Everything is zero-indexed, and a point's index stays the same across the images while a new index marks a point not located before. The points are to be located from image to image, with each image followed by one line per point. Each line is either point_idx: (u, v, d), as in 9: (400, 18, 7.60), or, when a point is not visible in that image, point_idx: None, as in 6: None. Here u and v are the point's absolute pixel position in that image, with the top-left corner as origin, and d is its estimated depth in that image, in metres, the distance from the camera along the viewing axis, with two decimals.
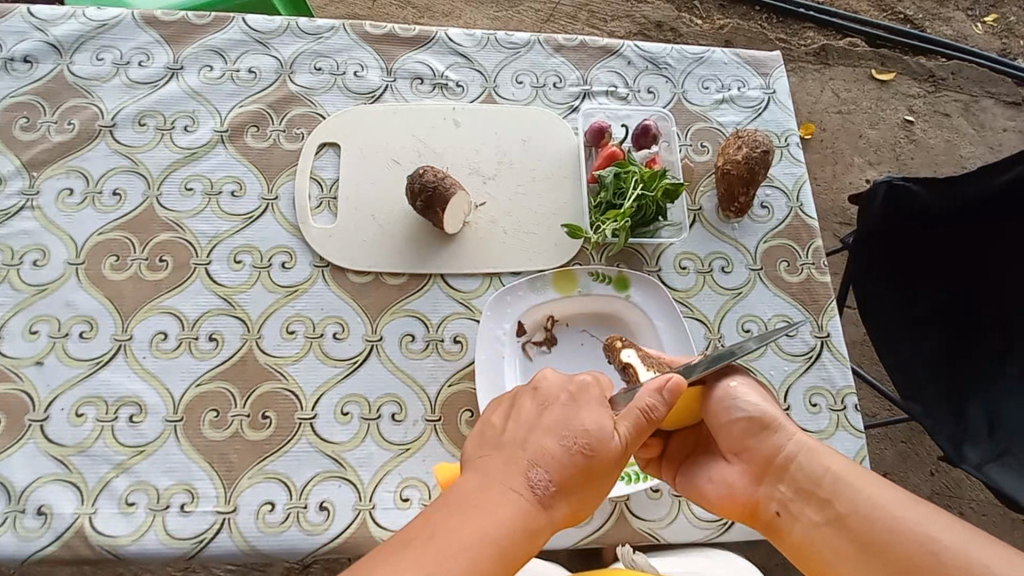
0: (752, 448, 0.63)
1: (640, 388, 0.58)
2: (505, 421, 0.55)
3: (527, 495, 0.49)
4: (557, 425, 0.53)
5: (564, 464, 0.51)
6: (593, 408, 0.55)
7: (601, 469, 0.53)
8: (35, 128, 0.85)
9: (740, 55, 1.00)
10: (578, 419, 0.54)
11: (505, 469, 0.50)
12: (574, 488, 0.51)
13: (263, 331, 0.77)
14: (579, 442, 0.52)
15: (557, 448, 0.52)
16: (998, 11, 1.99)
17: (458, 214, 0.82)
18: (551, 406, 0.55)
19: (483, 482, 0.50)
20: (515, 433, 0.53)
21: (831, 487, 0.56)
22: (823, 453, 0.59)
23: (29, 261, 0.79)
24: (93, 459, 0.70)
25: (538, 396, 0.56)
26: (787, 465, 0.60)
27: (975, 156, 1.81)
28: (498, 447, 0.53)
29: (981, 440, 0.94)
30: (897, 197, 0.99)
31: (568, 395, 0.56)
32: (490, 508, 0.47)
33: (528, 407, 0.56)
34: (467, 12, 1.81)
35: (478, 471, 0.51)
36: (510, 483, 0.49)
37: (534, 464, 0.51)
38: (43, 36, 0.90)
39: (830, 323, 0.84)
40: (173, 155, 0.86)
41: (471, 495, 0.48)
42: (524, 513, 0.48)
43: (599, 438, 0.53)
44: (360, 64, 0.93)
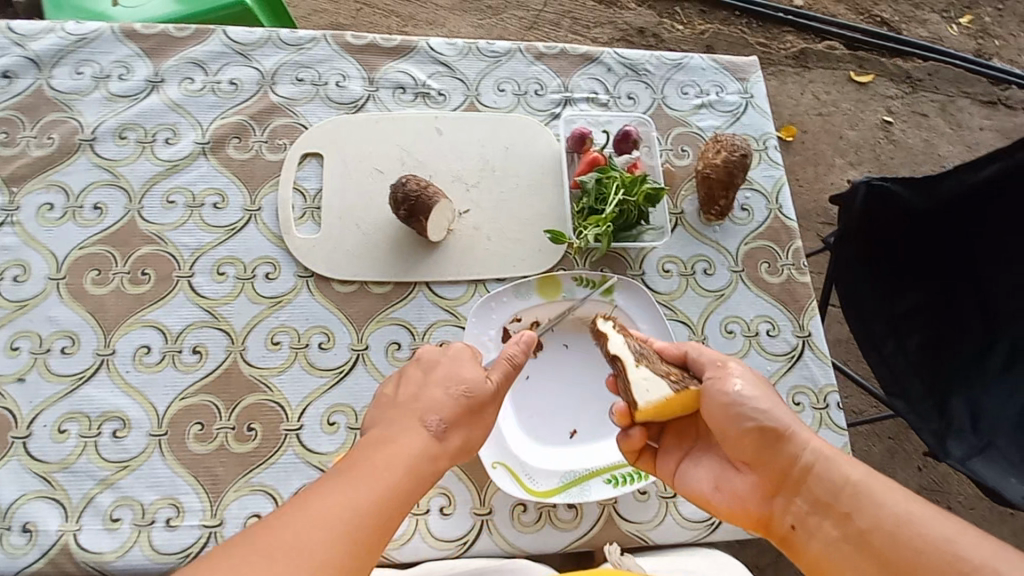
0: (765, 459, 0.61)
1: (507, 346, 0.68)
2: (396, 389, 0.63)
3: (420, 436, 0.57)
4: (442, 377, 0.63)
5: (451, 408, 0.60)
6: (469, 363, 0.65)
7: (480, 408, 0.63)
8: (14, 143, 0.85)
9: (718, 61, 1.01)
10: (458, 371, 0.64)
11: (400, 420, 0.59)
12: (458, 426, 0.61)
13: (247, 343, 0.77)
14: (460, 388, 0.62)
15: (442, 396, 0.61)
16: (971, 13, 2.03)
17: (441, 222, 0.82)
18: (431, 369, 0.64)
19: (382, 437, 0.57)
20: (404, 398, 0.62)
21: (850, 498, 0.54)
22: (841, 462, 0.57)
23: (8, 277, 0.78)
24: (76, 475, 0.69)
25: (423, 360, 0.65)
26: (805, 477, 0.58)
27: (952, 155, 1.85)
28: (390, 409, 0.61)
29: (964, 435, 0.96)
30: (876, 200, 1.01)
31: (446, 355, 0.66)
32: (386, 455, 0.54)
33: (413, 373, 0.65)
34: (451, 20, 1.82)
35: (378, 430, 0.58)
36: (401, 432, 0.58)
37: (426, 413, 0.59)
38: (21, 51, 0.89)
39: (812, 322, 0.85)
40: (154, 168, 0.85)
41: (369, 448, 0.55)
42: (420, 448, 0.56)
43: (476, 382, 0.63)
44: (342, 74, 0.94)
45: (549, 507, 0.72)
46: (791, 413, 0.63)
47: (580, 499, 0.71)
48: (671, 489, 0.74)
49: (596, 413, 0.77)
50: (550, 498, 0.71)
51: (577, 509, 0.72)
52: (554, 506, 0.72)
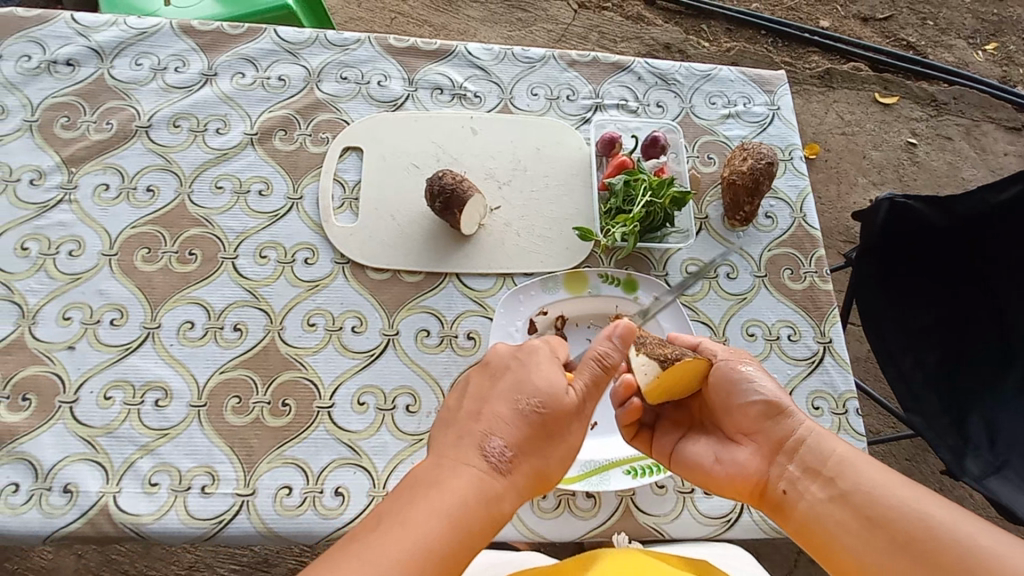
0: (764, 430, 0.67)
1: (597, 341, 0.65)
2: (460, 400, 0.62)
3: (483, 462, 0.56)
4: (509, 391, 0.60)
5: (517, 427, 0.58)
6: (542, 369, 0.62)
7: (552, 428, 0.60)
8: (75, 127, 0.90)
9: (745, 73, 1.04)
10: (528, 382, 0.60)
11: (465, 440, 0.57)
12: (527, 447, 0.58)
13: (285, 323, 0.80)
14: (531, 403, 0.59)
15: (508, 413, 0.59)
16: (998, 39, 2.04)
17: (474, 217, 0.86)
18: (499, 377, 0.62)
19: (446, 458, 0.56)
20: (470, 411, 0.60)
21: (836, 466, 0.61)
22: (830, 438, 0.64)
23: (64, 251, 0.82)
24: (119, 440, 0.72)
25: (489, 369, 0.63)
26: (797, 446, 0.64)
27: (977, 179, 1.85)
28: (456, 424, 0.60)
29: (981, 453, 0.96)
30: (898, 215, 1.02)
31: (514, 363, 0.63)
32: (448, 483, 0.53)
33: (479, 384, 0.63)
34: (482, 31, 1.88)
35: (442, 448, 0.57)
36: (467, 456, 0.56)
37: (490, 432, 0.57)
38: (86, 42, 0.95)
39: (832, 329, 0.86)
40: (204, 155, 0.90)
41: (431, 472, 0.55)
42: (484, 472, 0.55)
43: (549, 396, 0.60)
44: (383, 74, 0.98)
45: (568, 494, 0.74)
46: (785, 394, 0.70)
47: (598, 488, 0.73)
48: (688, 485, 0.76)
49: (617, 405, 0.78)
50: (569, 485, 0.72)
51: (596, 498, 0.74)
52: (573, 494, 0.74)
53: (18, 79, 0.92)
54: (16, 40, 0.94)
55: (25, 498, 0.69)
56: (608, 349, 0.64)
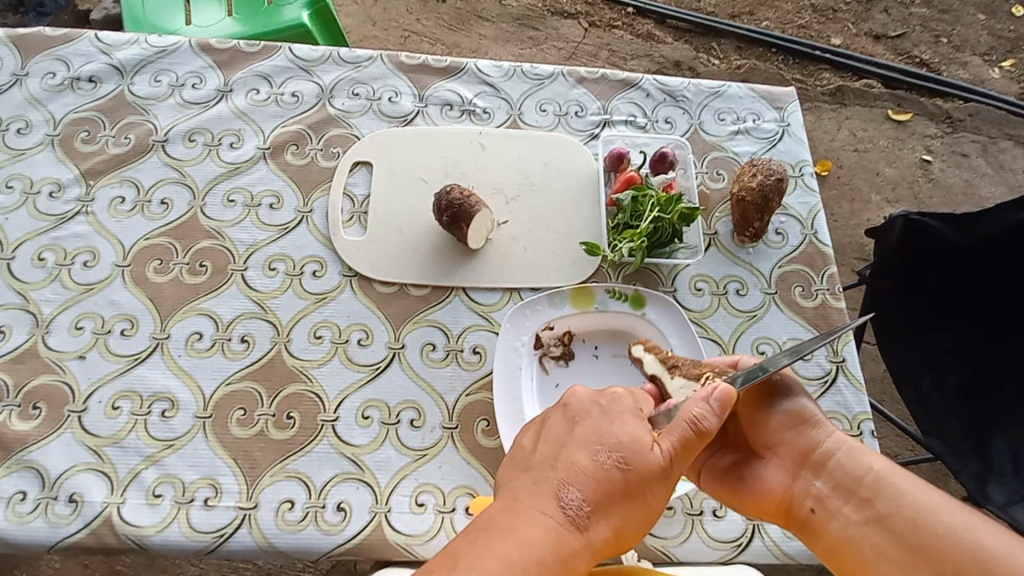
0: (788, 442, 0.65)
1: (690, 399, 0.58)
2: (536, 441, 0.58)
3: (559, 515, 0.52)
4: (589, 440, 0.56)
5: (598, 481, 0.54)
6: (628, 421, 0.57)
7: (637, 488, 0.54)
8: (95, 141, 0.92)
9: (755, 90, 1.04)
10: (611, 433, 0.56)
11: (540, 491, 0.53)
12: (607, 507, 0.53)
13: (292, 335, 0.81)
14: (614, 458, 0.55)
15: (589, 465, 0.54)
16: (1015, 56, 2.02)
17: (481, 230, 0.86)
18: (579, 424, 0.58)
19: (518, 505, 0.52)
20: (548, 455, 0.56)
21: (871, 485, 0.58)
22: (864, 453, 0.61)
23: (79, 262, 0.84)
24: (125, 450, 0.73)
25: (569, 411, 0.60)
26: (825, 460, 0.62)
27: (994, 196, 1.81)
28: (530, 468, 0.56)
29: (1005, 479, 0.91)
30: (913, 233, 1.00)
31: (602, 409, 0.59)
32: (522, 531, 0.50)
33: (559, 425, 0.59)
34: (493, 49, 1.91)
35: (516, 490, 0.54)
36: (543, 505, 0.52)
37: (567, 482, 0.54)
38: (108, 60, 0.98)
39: (845, 348, 0.84)
40: (217, 169, 0.92)
41: (505, 517, 0.51)
42: (556, 528, 0.51)
43: (635, 451, 0.55)
44: (394, 90, 1.00)
45: None
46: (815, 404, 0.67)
47: None
48: (697, 506, 0.74)
49: None
50: None
51: None
52: None
53: (41, 95, 0.95)
54: (41, 58, 0.97)
55: (31, 507, 0.69)
56: (703, 413, 0.57)
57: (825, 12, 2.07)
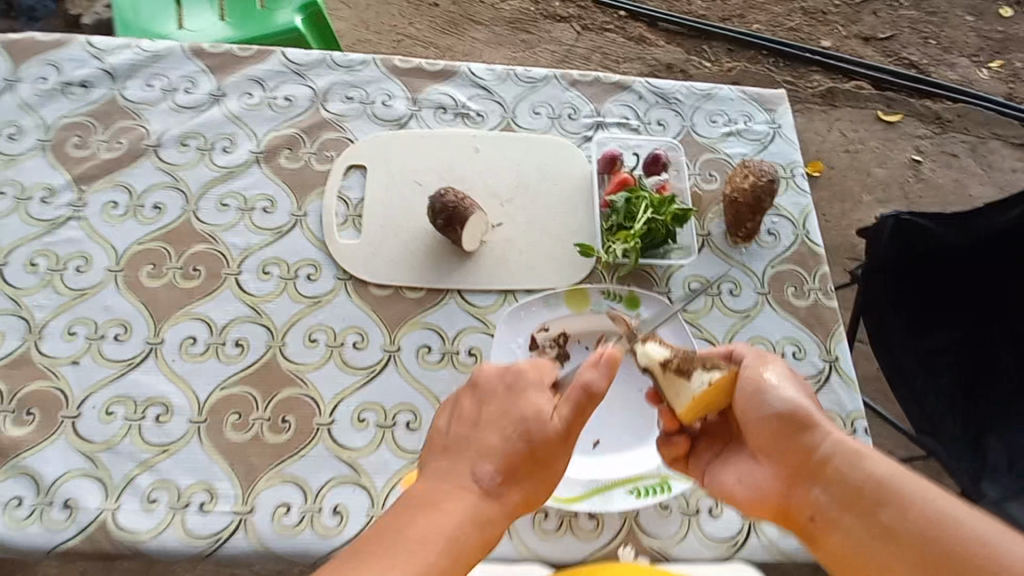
0: (782, 445, 0.64)
1: (581, 366, 0.60)
2: (449, 421, 0.60)
3: (474, 489, 0.54)
4: (497, 417, 0.58)
5: (505, 455, 0.56)
6: (530, 395, 0.59)
7: (540, 458, 0.57)
8: (87, 145, 0.92)
9: (746, 92, 1.05)
10: (516, 410, 0.58)
11: (454, 470, 0.55)
12: (517, 478, 0.56)
13: (287, 339, 0.81)
14: (514, 431, 0.57)
15: (499, 442, 0.56)
16: (1002, 57, 2.05)
17: (476, 233, 0.86)
18: (488, 403, 0.60)
19: (434, 489, 0.54)
20: (459, 434, 0.58)
21: (874, 493, 0.56)
22: (865, 458, 0.59)
23: (72, 267, 0.83)
24: (119, 456, 0.72)
25: (474, 389, 0.61)
26: (822, 465, 0.61)
27: (984, 196, 1.83)
28: (446, 450, 0.57)
29: (999, 476, 0.92)
30: (905, 232, 1.02)
31: (505, 384, 0.60)
32: (441, 509, 0.52)
33: (469, 405, 0.60)
34: (487, 52, 1.92)
35: (431, 470, 0.56)
36: (453, 484, 0.54)
37: (478, 460, 0.56)
38: (100, 65, 0.98)
39: (838, 346, 0.85)
40: (212, 173, 0.92)
41: (425, 496, 0.53)
42: (473, 506, 0.53)
43: (536, 421, 0.57)
44: (388, 94, 1.00)
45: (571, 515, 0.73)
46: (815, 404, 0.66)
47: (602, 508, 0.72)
48: (693, 505, 0.74)
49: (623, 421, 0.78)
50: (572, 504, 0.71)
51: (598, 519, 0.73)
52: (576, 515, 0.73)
53: (33, 100, 0.94)
54: (33, 63, 0.97)
55: (25, 514, 0.68)
56: (594, 377, 0.58)
57: (815, 14, 2.09)
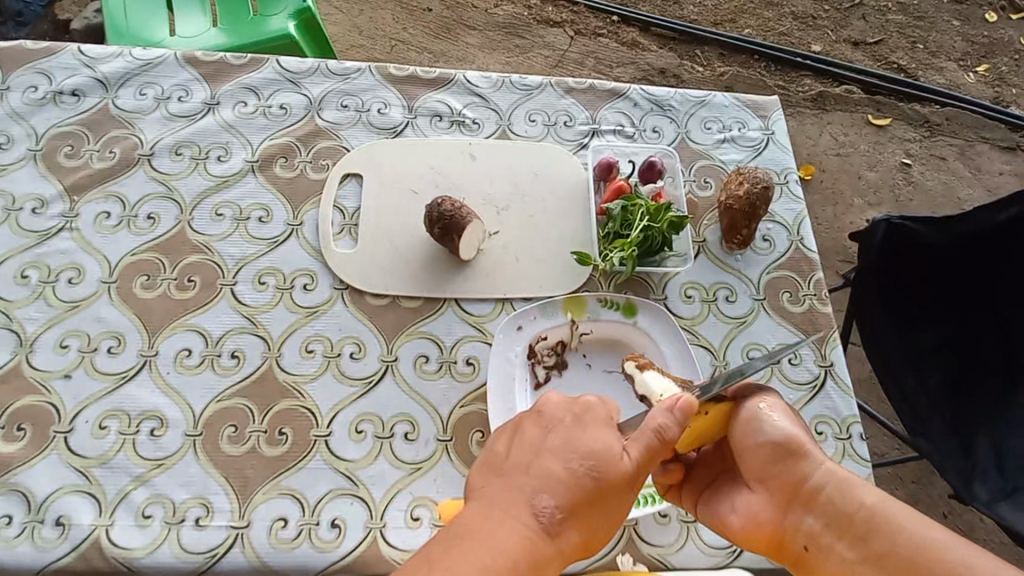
0: (775, 474, 0.62)
1: (654, 410, 0.56)
2: (509, 448, 0.57)
3: (531, 523, 0.52)
4: (560, 446, 0.55)
5: (570, 490, 0.53)
6: (599, 430, 0.56)
7: (609, 493, 0.54)
8: (79, 156, 0.91)
9: (740, 99, 1.06)
10: (584, 441, 0.55)
11: (510, 499, 0.53)
12: (579, 515, 0.53)
13: (283, 350, 0.80)
14: (584, 465, 0.54)
15: (562, 474, 0.53)
16: (988, 61, 2.08)
17: (473, 241, 0.86)
18: (551, 434, 0.57)
19: (489, 519, 0.52)
20: (519, 465, 0.55)
21: (867, 521, 0.57)
22: (854, 486, 0.60)
23: (64, 279, 0.82)
24: (113, 471, 0.71)
25: (542, 415, 0.59)
26: (815, 494, 0.60)
27: (972, 198, 1.86)
28: (500, 474, 0.55)
29: (990, 477, 0.92)
30: (896, 236, 1.01)
31: (573, 415, 0.58)
32: (491, 538, 0.50)
33: (531, 431, 0.58)
34: (480, 57, 1.92)
35: (483, 498, 0.54)
36: (513, 514, 0.52)
37: (539, 491, 0.53)
38: (91, 73, 0.97)
39: (833, 352, 0.86)
40: (205, 182, 0.91)
41: (479, 525, 0.51)
42: (526, 539, 0.51)
43: (606, 457, 0.54)
44: (383, 102, 1.00)
45: None
46: (803, 429, 0.64)
47: None
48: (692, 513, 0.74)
49: None
50: None
51: None
52: None
53: (23, 109, 0.93)
54: (23, 72, 0.95)
55: (17, 531, 0.67)
56: (666, 421, 0.56)
57: (805, 20, 2.11)
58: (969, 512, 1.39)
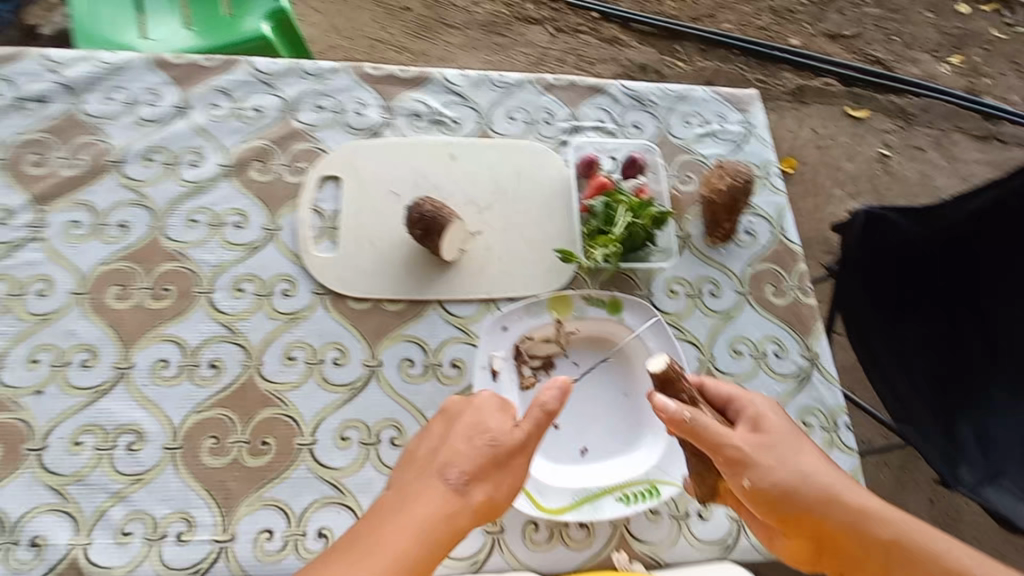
0: (798, 530, 0.58)
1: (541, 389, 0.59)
2: (418, 443, 0.61)
3: (427, 496, 0.53)
4: (460, 429, 0.58)
5: (461, 461, 0.55)
6: (490, 411, 0.59)
7: (503, 463, 0.56)
8: (45, 163, 0.88)
9: (719, 93, 1.06)
10: (478, 423, 0.58)
11: (410, 482, 0.55)
12: (478, 483, 0.55)
13: (264, 357, 0.78)
14: (476, 442, 0.56)
15: (455, 451, 0.56)
16: (961, 52, 2.12)
17: (455, 241, 0.85)
18: (454, 421, 0.60)
19: (386, 509, 0.53)
20: (426, 454, 0.58)
21: (888, 559, 0.54)
22: (873, 522, 0.55)
23: (32, 291, 0.80)
24: (90, 488, 0.69)
25: (446, 412, 0.62)
26: (838, 543, 0.56)
27: (948, 187, 1.89)
28: (411, 465, 0.58)
29: (974, 460, 0.93)
30: (875, 227, 1.03)
31: (469, 404, 0.61)
32: (393, 517, 0.52)
33: (437, 426, 0.61)
34: (461, 56, 1.91)
35: (394, 488, 0.56)
36: (411, 494, 0.54)
37: (436, 470, 0.55)
38: (56, 78, 0.93)
39: (817, 343, 0.87)
40: (179, 188, 0.89)
41: (380, 513, 0.53)
42: (423, 512, 0.52)
43: (493, 432, 0.57)
44: (360, 103, 0.98)
45: (562, 526, 0.72)
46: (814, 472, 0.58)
47: (593, 517, 0.71)
48: (682, 509, 0.74)
49: (608, 428, 0.78)
50: (562, 516, 0.70)
51: (589, 529, 0.72)
52: (566, 525, 0.72)
53: None
54: None
55: None
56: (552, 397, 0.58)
57: (783, 13, 2.13)
58: (953, 495, 1.42)
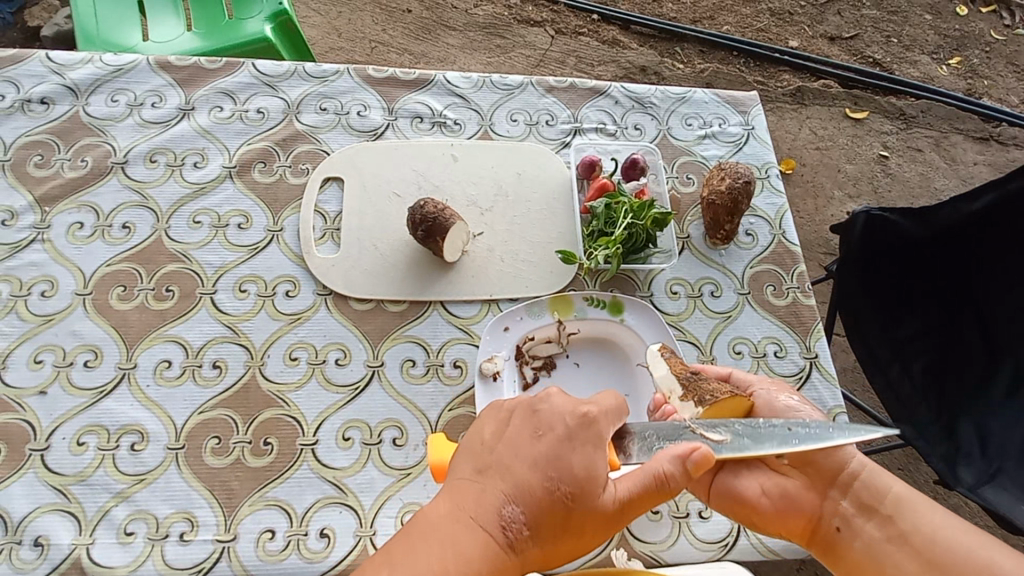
0: (815, 463, 0.67)
1: (662, 456, 0.54)
2: (496, 439, 0.53)
3: (495, 531, 0.48)
4: (546, 454, 0.51)
5: (540, 502, 0.49)
6: (587, 449, 0.52)
7: (580, 521, 0.51)
8: (49, 165, 0.88)
9: (719, 95, 1.06)
10: (568, 459, 0.51)
11: (478, 496, 0.49)
12: (546, 531, 0.50)
13: (266, 358, 0.79)
14: (563, 486, 0.50)
15: (535, 480, 0.50)
16: (961, 54, 2.13)
17: (457, 243, 0.85)
18: (545, 438, 0.52)
19: (447, 524, 0.47)
20: (501, 464, 0.51)
21: (887, 502, 0.62)
22: (885, 475, 0.64)
23: (36, 292, 0.80)
24: (93, 488, 0.69)
25: (536, 416, 0.54)
26: (851, 481, 0.65)
27: (948, 188, 1.90)
28: (482, 469, 0.51)
29: (973, 460, 0.93)
30: (875, 227, 1.02)
31: (569, 428, 0.53)
32: (456, 537, 0.46)
33: (523, 431, 0.53)
34: (461, 58, 1.91)
35: (458, 489, 0.50)
36: (479, 517, 0.48)
37: (512, 498, 0.49)
38: (60, 80, 0.94)
39: (817, 344, 0.87)
40: (182, 190, 0.89)
41: (439, 524, 0.47)
42: (482, 547, 0.46)
43: (585, 483, 0.51)
44: (362, 104, 0.99)
45: None
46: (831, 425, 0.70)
47: None
48: (683, 509, 0.75)
49: None
50: None
51: None
52: None
53: None
54: None
55: None
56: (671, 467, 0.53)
57: (782, 15, 2.13)
58: (954, 496, 1.42)
